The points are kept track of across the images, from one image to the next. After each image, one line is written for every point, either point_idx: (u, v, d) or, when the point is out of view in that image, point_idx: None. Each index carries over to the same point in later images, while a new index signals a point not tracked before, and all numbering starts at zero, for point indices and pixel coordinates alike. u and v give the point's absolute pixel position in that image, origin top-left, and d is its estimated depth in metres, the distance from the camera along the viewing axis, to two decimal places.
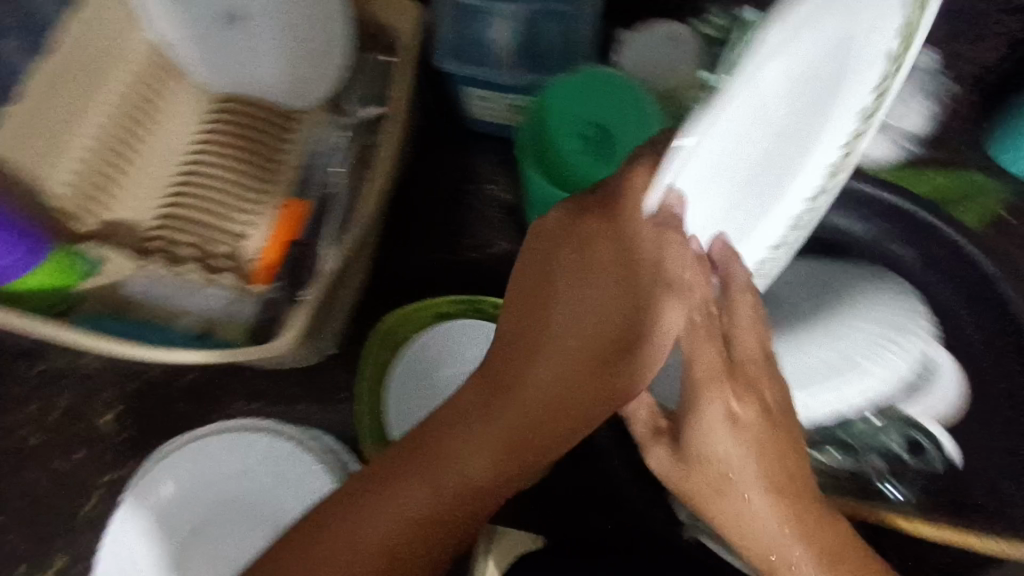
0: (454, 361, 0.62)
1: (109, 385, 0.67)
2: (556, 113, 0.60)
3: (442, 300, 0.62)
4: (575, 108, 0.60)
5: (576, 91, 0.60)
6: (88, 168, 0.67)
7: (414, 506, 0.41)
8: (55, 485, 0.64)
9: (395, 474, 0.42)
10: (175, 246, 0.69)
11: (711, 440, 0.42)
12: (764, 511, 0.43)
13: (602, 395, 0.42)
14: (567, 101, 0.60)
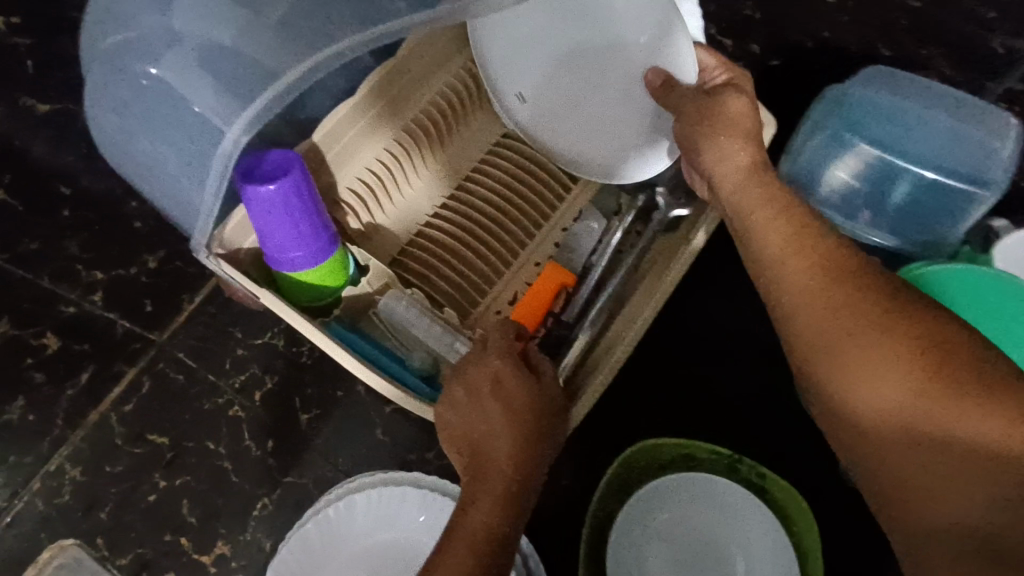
0: (685, 516, 0.55)
1: (319, 384, 0.65)
2: (946, 293, 0.53)
3: (699, 445, 0.55)
4: (969, 300, 0.54)
5: (973, 280, 0.54)
6: (380, 170, 0.66)
7: (485, 501, 0.44)
8: (239, 467, 0.63)
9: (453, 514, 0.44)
10: (430, 275, 0.66)
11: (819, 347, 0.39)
12: (907, 439, 0.36)
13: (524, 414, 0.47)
14: (962, 288, 0.54)
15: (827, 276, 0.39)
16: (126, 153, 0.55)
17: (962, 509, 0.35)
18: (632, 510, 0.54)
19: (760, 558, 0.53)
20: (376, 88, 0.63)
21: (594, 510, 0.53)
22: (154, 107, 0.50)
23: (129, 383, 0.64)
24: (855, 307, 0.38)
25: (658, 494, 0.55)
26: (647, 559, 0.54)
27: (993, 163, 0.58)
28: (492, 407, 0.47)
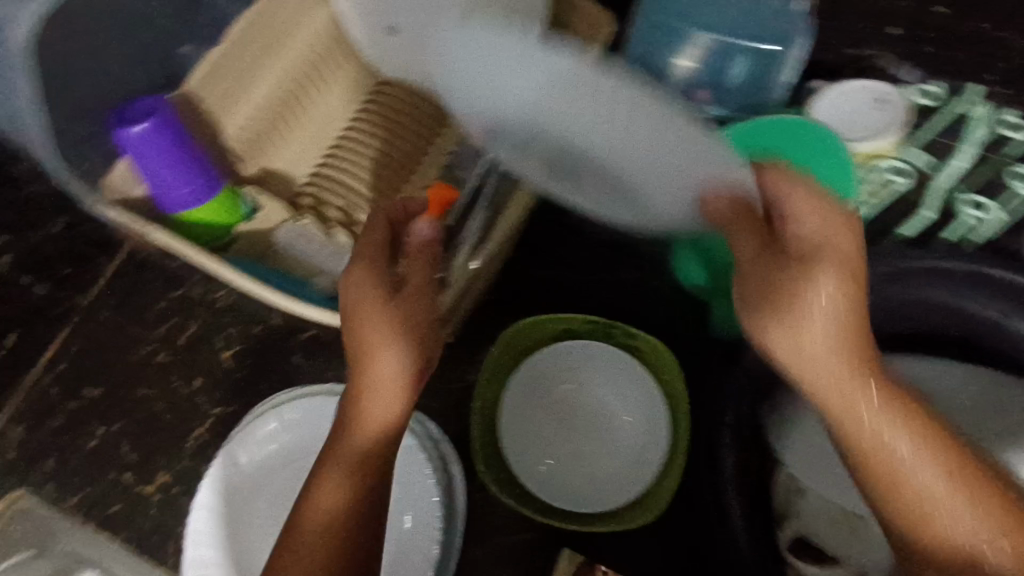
0: (571, 386, 0.60)
1: (235, 323, 0.70)
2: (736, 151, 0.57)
3: (572, 318, 0.60)
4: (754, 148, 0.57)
5: (758, 132, 0.57)
6: (260, 114, 0.70)
7: (386, 410, 0.50)
8: (169, 406, 0.68)
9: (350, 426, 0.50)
10: (322, 206, 0.71)
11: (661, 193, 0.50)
12: (933, 449, 0.42)
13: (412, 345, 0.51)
14: (752, 139, 0.57)
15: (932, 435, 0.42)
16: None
17: (964, 493, 0.41)
18: (520, 388, 0.59)
19: (643, 415, 0.58)
20: (232, 49, 0.67)
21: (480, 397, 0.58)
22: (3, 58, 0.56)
23: (60, 344, 0.69)
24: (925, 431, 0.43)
25: (549, 364, 0.60)
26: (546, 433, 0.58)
27: (802, 26, 0.63)
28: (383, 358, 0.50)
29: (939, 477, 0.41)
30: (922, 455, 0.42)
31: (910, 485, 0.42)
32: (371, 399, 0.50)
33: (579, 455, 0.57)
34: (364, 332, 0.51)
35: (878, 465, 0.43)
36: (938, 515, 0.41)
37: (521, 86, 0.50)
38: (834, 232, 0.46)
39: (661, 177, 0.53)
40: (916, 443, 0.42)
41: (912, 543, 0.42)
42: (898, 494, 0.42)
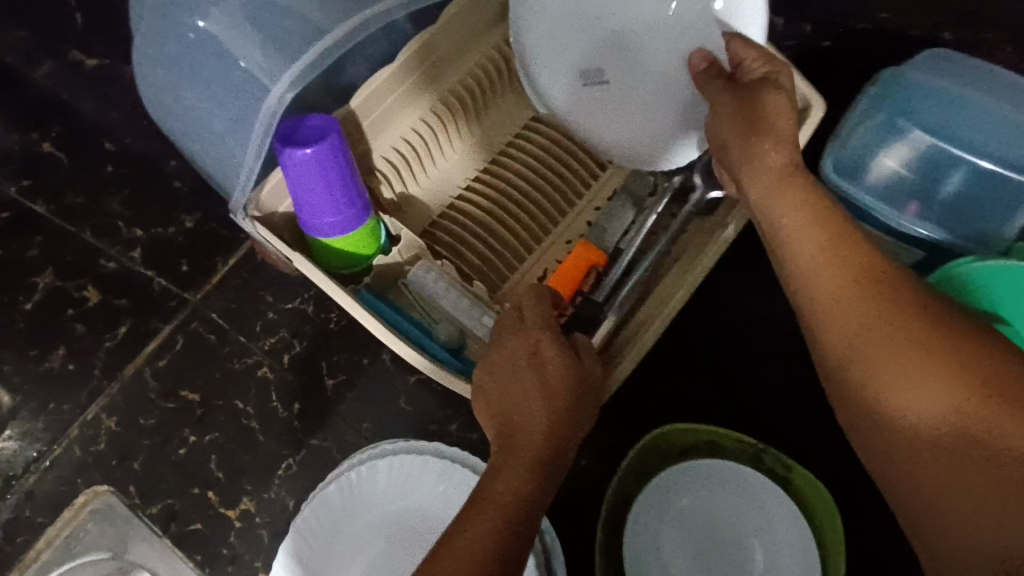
0: (710, 506, 0.54)
1: (345, 351, 0.66)
2: (984, 291, 0.52)
3: (725, 433, 0.54)
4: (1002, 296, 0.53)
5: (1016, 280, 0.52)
6: (414, 139, 0.66)
7: (518, 474, 0.44)
8: (265, 427, 0.64)
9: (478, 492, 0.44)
10: (457, 244, 0.66)
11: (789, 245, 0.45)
12: (963, 412, 0.39)
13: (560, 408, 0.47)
14: (1003, 284, 0.52)
15: (859, 283, 0.42)
16: (188, 132, 0.57)
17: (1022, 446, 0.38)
18: (655, 499, 0.54)
19: (786, 557, 0.52)
20: (401, 69, 0.62)
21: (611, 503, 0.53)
22: (224, 123, 0.55)
23: (165, 340, 0.66)
24: (899, 332, 0.40)
25: (689, 479, 0.54)
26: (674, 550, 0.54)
27: None
28: (522, 434, 0.46)
29: (988, 451, 0.38)
30: (911, 410, 0.40)
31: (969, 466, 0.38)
32: (499, 470, 0.45)
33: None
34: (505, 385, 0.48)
35: (954, 411, 0.39)
36: (902, 400, 0.40)
37: (671, 37, 0.58)
38: (778, 118, 0.49)
39: (662, 23, 0.58)
40: (924, 373, 0.39)
41: (889, 468, 0.41)
42: (925, 420, 0.40)
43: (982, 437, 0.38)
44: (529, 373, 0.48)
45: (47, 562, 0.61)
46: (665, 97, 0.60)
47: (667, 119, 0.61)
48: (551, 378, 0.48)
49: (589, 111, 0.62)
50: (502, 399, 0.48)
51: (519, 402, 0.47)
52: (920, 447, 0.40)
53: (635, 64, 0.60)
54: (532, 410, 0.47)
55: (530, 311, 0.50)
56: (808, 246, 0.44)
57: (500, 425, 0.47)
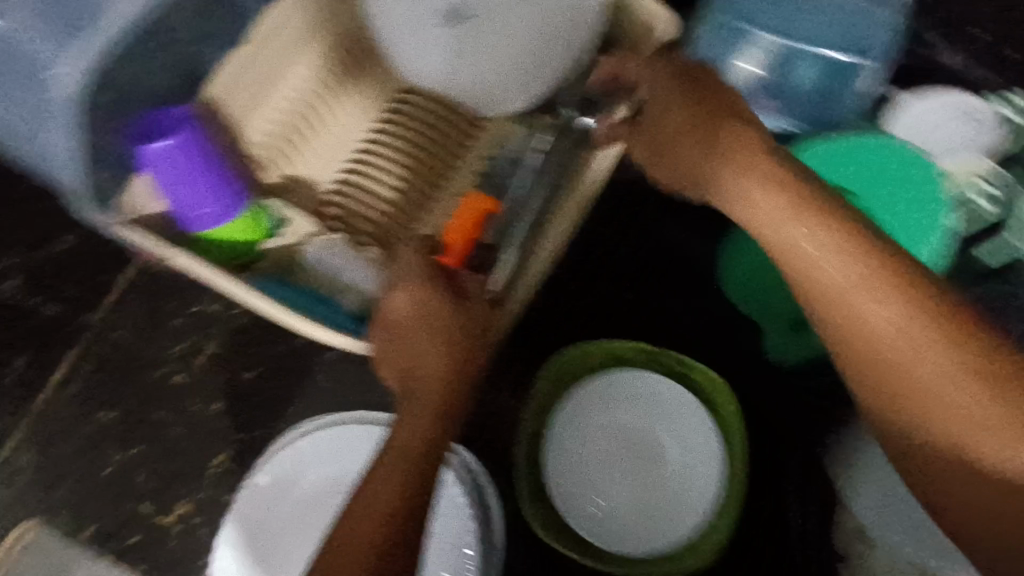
0: (624, 417, 0.57)
1: (259, 342, 0.66)
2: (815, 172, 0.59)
3: (625, 344, 0.57)
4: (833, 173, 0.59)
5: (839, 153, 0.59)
6: (288, 120, 0.68)
7: (421, 423, 0.47)
8: (191, 430, 0.64)
9: (389, 441, 0.47)
10: (350, 217, 0.67)
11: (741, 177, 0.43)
12: (933, 341, 0.38)
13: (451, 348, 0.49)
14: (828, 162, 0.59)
15: (881, 272, 0.39)
16: (16, 135, 0.59)
17: (985, 388, 0.37)
18: (570, 417, 0.56)
19: (698, 450, 0.55)
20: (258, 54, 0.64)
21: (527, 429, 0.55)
22: (67, 133, 0.55)
23: (71, 365, 0.65)
24: (919, 325, 0.38)
25: (598, 394, 0.57)
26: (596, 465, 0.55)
27: (880, 39, 0.62)
28: (422, 386, 0.48)
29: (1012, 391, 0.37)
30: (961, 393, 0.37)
31: (978, 387, 0.37)
32: (405, 422, 0.47)
33: (631, 493, 0.54)
34: (409, 345, 0.49)
35: (977, 378, 0.37)
36: (950, 387, 0.38)
37: None
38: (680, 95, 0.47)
39: None
40: (911, 336, 0.38)
41: (957, 469, 0.39)
42: (962, 391, 0.37)
43: (960, 406, 0.38)
44: (421, 322, 0.49)
45: None
46: (504, 68, 0.63)
47: (516, 70, 0.63)
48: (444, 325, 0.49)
49: (460, 59, 0.64)
50: (405, 351, 0.49)
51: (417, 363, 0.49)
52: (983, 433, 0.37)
53: (483, 35, 0.62)
54: (434, 367, 0.48)
55: (422, 274, 0.51)
56: (756, 193, 0.43)
57: (400, 375, 0.50)
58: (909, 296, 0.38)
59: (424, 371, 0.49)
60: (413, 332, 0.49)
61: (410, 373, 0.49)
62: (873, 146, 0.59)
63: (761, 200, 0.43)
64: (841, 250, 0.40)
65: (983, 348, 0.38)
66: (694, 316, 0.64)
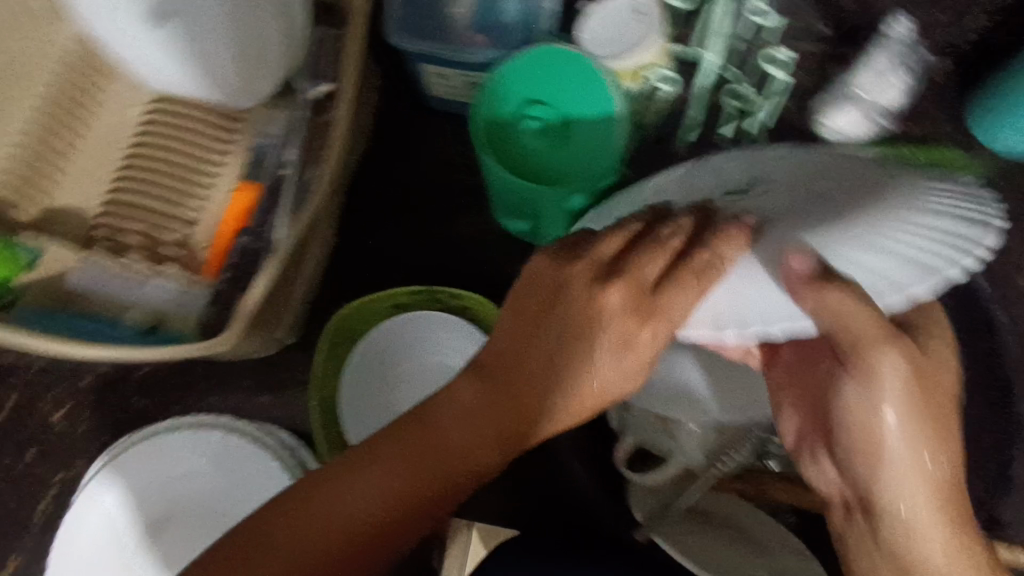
0: (414, 354, 0.61)
1: (58, 382, 0.65)
2: (508, 94, 0.56)
3: (394, 292, 0.59)
4: (526, 90, 0.57)
5: (527, 73, 0.56)
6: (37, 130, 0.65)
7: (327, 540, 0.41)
8: (7, 485, 0.63)
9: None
10: (120, 233, 0.66)
11: (573, 357, 0.43)
12: (940, 414, 0.44)
13: (386, 515, 0.42)
14: (520, 81, 0.56)
15: (489, 399, 0.43)
16: None
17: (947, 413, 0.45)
18: (359, 368, 0.60)
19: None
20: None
21: (315, 393, 0.57)
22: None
23: None
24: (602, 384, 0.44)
25: (385, 339, 0.61)
26: (389, 399, 0.61)
27: None
28: (473, 391, 0.43)
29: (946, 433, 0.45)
30: (897, 348, 0.42)
31: (921, 400, 0.44)
32: (451, 420, 0.43)
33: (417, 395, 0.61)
34: (302, 536, 0.41)
35: (924, 387, 0.43)
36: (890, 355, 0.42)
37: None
38: (588, 311, 0.43)
39: None
40: (903, 346, 0.42)
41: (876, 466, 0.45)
42: (920, 425, 0.44)
43: (925, 450, 0.44)
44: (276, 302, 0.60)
45: None
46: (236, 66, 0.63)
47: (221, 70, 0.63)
48: (273, 310, 0.60)
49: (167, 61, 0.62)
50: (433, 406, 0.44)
51: (449, 421, 0.43)
52: (919, 415, 0.44)
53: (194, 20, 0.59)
54: (342, 518, 0.42)
55: (640, 274, 0.44)
56: (621, 356, 0.43)
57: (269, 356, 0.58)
58: (640, 321, 0.43)
59: (368, 489, 0.42)
60: (320, 517, 0.42)
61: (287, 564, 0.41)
62: (563, 55, 0.55)
63: (592, 355, 0.43)
64: (581, 396, 0.43)
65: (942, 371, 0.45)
66: (473, 253, 0.67)
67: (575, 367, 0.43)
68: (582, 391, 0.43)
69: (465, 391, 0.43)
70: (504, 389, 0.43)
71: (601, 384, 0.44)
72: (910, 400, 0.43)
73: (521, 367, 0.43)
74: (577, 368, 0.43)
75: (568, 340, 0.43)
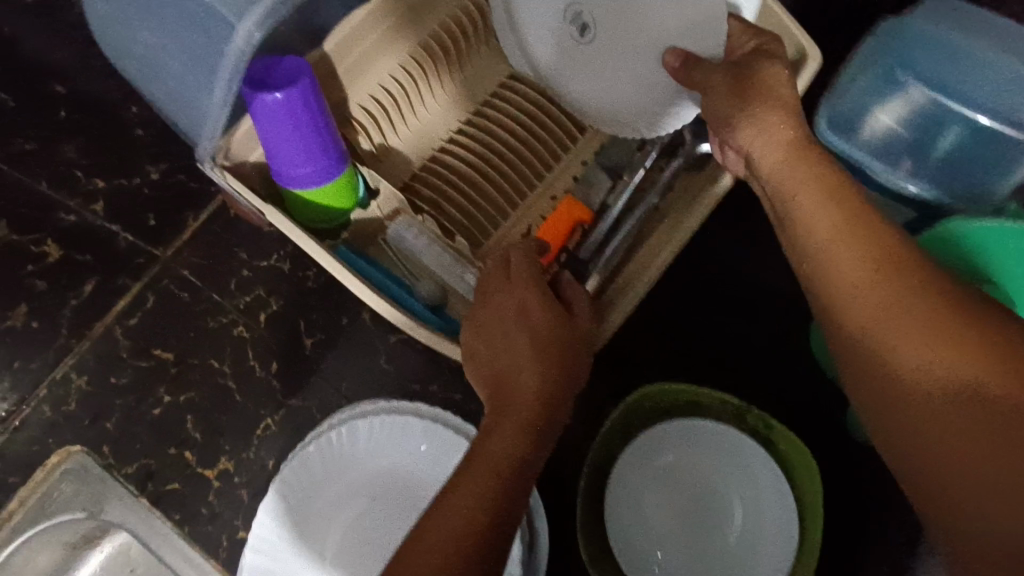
0: (695, 467, 0.54)
1: (325, 311, 0.64)
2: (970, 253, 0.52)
3: (709, 394, 0.53)
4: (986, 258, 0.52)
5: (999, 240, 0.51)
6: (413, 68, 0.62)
7: (445, 534, 0.40)
8: (242, 386, 0.63)
9: (476, 513, 0.40)
10: (439, 197, 0.64)
11: (519, 298, 0.47)
12: (964, 420, 0.34)
13: (485, 507, 0.41)
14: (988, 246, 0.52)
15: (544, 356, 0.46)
16: (125, 56, 0.56)
17: (998, 444, 0.33)
18: (633, 457, 0.53)
19: (768, 519, 0.52)
20: (379, 5, 0.58)
21: (590, 462, 0.52)
22: (185, 65, 0.51)
23: (135, 297, 0.64)
24: (558, 337, 0.47)
25: (674, 435, 0.54)
26: (656, 508, 0.53)
27: None
28: (507, 299, 0.48)
29: (973, 366, 0.35)
30: (955, 366, 0.35)
31: (965, 363, 0.35)
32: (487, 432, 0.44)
33: (692, 521, 0.53)
34: (429, 550, 0.39)
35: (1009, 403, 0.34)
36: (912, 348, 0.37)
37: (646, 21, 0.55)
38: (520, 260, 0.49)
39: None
40: (954, 340, 0.35)
41: (891, 418, 0.37)
42: (963, 374, 0.35)
43: (947, 448, 0.35)
44: (511, 299, 0.48)
45: (20, 522, 0.61)
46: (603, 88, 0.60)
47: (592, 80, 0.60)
48: (497, 311, 0.47)
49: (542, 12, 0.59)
50: (502, 316, 0.47)
51: (508, 371, 0.46)
52: (959, 446, 0.34)
53: (633, 24, 0.56)
54: (448, 530, 0.40)
55: (885, 280, 0.39)
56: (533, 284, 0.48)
57: (493, 393, 0.46)
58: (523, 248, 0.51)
59: (479, 489, 0.41)
60: (437, 521, 0.40)
61: (481, 508, 0.40)
62: None
63: (540, 302, 0.47)
64: (573, 326, 0.48)
65: (979, 360, 0.35)
66: None
67: (530, 309, 0.47)
68: (539, 330, 0.47)
69: (514, 323, 0.47)
70: (504, 322, 0.47)
71: (548, 333, 0.47)
72: (932, 354, 0.36)
73: (508, 307, 0.47)
74: (531, 309, 0.47)
75: (508, 289, 0.48)
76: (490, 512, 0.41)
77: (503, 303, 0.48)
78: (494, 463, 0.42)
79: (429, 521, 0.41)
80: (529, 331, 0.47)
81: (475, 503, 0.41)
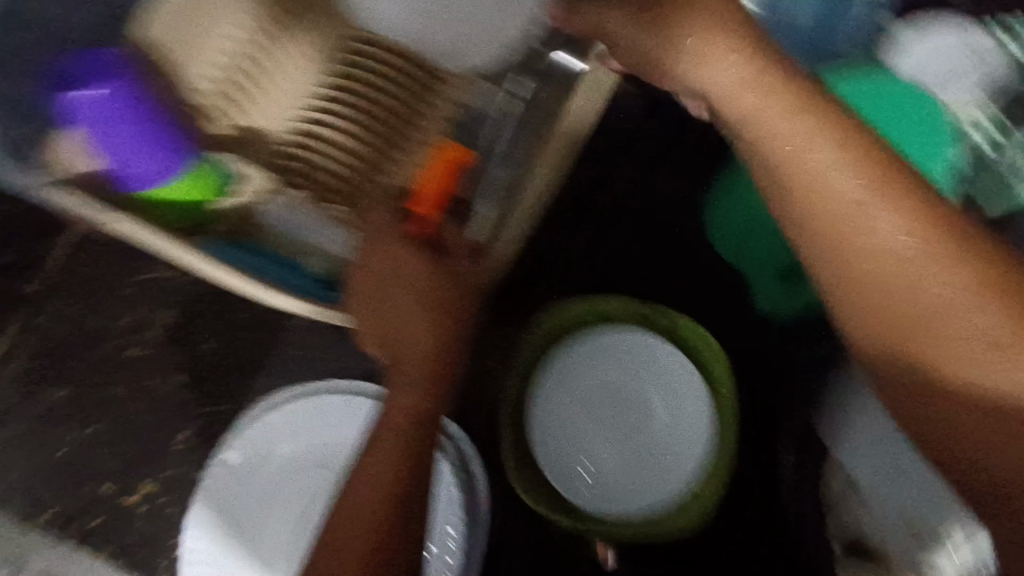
0: (617, 377, 0.54)
1: (221, 310, 0.61)
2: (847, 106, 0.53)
3: (611, 301, 0.55)
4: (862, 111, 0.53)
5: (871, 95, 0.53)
6: (244, 40, 0.60)
7: (364, 500, 0.43)
8: (152, 405, 0.60)
9: (391, 474, 0.43)
10: (310, 170, 0.61)
11: (387, 259, 0.49)
12: (909, 265, 0.38)
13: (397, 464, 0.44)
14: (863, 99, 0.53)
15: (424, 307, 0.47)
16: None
17: (954, 272, 0.38)
18: (554, 378, 0.54)
19: (691, 418, 0.53)
20: None
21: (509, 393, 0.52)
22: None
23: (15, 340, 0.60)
24: (432, 284, 0.48)
25: (608, 346, 0.54)
26: (587, 426, 0.53)
27: None
28: (380, 262, 0.49)
29: (908, 226, 0.38)
30: (901, 208, 0.38)
31: (930, 224, 0.38)
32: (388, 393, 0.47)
33: (624, 432, 0.53)
34: (353, 519, 0.43)
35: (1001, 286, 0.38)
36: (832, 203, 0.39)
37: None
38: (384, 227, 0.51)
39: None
40: (905, 202, 0.38)
41: (836, 247, 0.39)
42: (925, 228, 0.38)
43: (929, 290, 0.38)
44: (381, 259, 0.49)
45: None
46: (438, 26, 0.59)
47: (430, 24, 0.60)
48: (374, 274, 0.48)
49: None
50: (376, 280, 0.48)
51: (394, 327, 0.48)
52: (910, 278, 0.38)
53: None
54: (368, 496, 0.43)
55: (817, 143, 0.39)
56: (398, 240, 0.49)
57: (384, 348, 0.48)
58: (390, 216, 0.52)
59: (388, 451, 0.44)
60: (355, 492, 0.43)
61: (396, 470, 0.44)
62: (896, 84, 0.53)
63: (411, 258, 0.49)
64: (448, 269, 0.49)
65: (892, 181, 0.38)
66: None
67: (401, 263, 0.48)
68: (414, 283, 0.48)
69: (388, 282, 0.48)
70: (380, 284, 0.48)
71: (425, 283, 0.48)
72: (914, 223, 0.38)
73: (381, 269, 0.49)
74: (402, 263, 0.48)
75: (378, 253, 0.49)
76: (403, 469, 0.44)
77: (375, 266, 0.49)
78: (403, 422, 0.45)
79: (350, 493, 0.44)
80: (404, 285, 0.48)
81: (389, 466, 0.44)
